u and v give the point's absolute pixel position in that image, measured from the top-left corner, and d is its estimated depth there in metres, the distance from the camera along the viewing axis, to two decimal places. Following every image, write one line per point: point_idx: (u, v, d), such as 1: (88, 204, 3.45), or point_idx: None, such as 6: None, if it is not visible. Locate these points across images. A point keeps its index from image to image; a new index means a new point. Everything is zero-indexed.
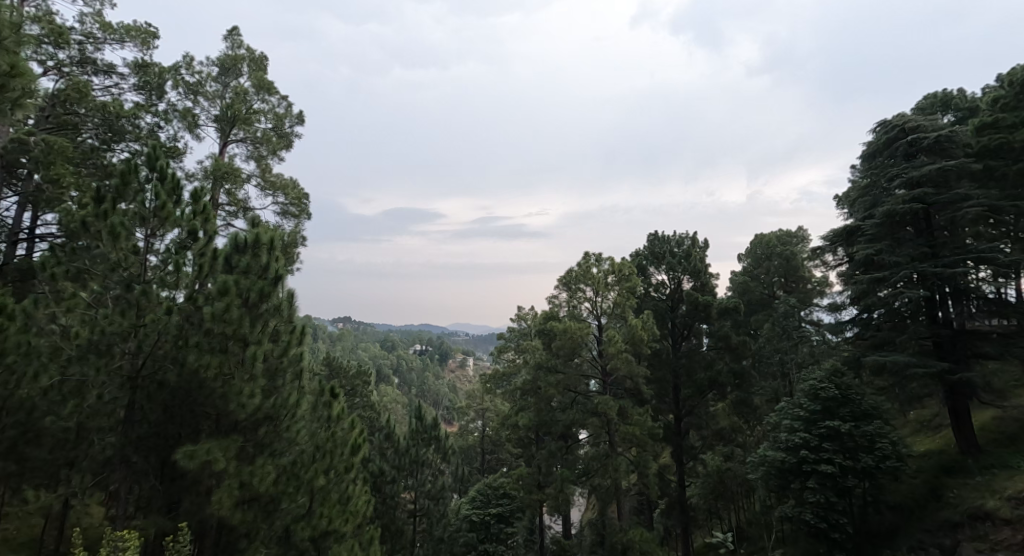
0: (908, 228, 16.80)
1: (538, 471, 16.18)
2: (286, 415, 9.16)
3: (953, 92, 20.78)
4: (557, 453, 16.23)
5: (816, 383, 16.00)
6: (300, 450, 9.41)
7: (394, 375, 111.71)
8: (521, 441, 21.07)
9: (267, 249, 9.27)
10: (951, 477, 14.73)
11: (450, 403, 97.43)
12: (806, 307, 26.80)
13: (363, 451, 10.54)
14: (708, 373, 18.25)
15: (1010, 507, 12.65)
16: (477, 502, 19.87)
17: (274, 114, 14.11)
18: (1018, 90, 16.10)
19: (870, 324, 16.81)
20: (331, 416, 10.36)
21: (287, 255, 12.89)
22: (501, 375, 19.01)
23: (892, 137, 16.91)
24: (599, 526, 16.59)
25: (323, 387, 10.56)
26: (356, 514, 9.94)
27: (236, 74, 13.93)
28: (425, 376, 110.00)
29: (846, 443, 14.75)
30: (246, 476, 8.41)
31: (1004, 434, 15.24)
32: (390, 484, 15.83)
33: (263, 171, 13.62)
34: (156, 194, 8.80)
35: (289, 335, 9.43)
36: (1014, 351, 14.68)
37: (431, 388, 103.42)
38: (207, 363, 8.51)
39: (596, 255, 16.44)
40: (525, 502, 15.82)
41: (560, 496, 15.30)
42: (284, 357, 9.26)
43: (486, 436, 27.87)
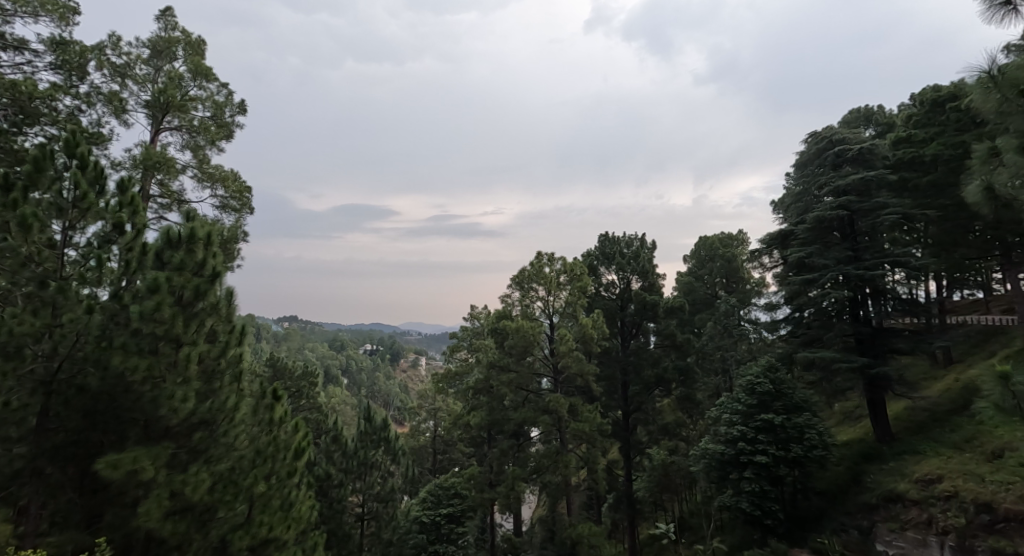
0: (835, 233, 18.03)
1: (489, 471, 16.60)
2: (222, 420, 9.06)
3: (875, 108, 22.45)
4: (509, 452, 16.61)
5: (752, 379, 16.99)
6: (239, 457, 9.27)
7: (343, 376, 109.80)
8: (473, 440, 21.37)
9: (203, 244, 9.23)
10: (870, 464, 15.94)
11: (402, 404, 96.54)
12: (745, 307, 28.22)
13: (307, 455, 10.25)
14: (655, 371, 19.07)
15: (918, 489, 13.78)
16: (427, 503, 20.22)
17: (212, 102, 13.84)
18: (928, 108, 17.46)
19: (802, 323, 18.07)
20: (273, 419, 10.08)
21: (229, 250, 12.66)
22: (453, 375, 19.02)
23: (822, 148, 18.14)
24: (550, 522, 17.06)
25: (266, 388, 10.20)
26: (299, 520, 9.78)
27: (170, 58, 13.59)
28: (376, 376, 108.75)
29: (779, 435, 15.73)
30: (178, 485, 8.18)
31: (915, 422, 16.61)
32: (337, 488, 15.56)
33: (199, 162, 13.31)
34: (76, 183, 8.31)
35: (227, 335, 9.42)
36: (925, 346, 15.97)
37: (383, 389, 102.30)
38: (134, 366, 8.17)
39: (548, 256, 16.87)
40: (476, 500, 16.10)
41: (511, 495, 15.45)
42: (221, 358, 9.22)
43: (437, 436, 27.96)
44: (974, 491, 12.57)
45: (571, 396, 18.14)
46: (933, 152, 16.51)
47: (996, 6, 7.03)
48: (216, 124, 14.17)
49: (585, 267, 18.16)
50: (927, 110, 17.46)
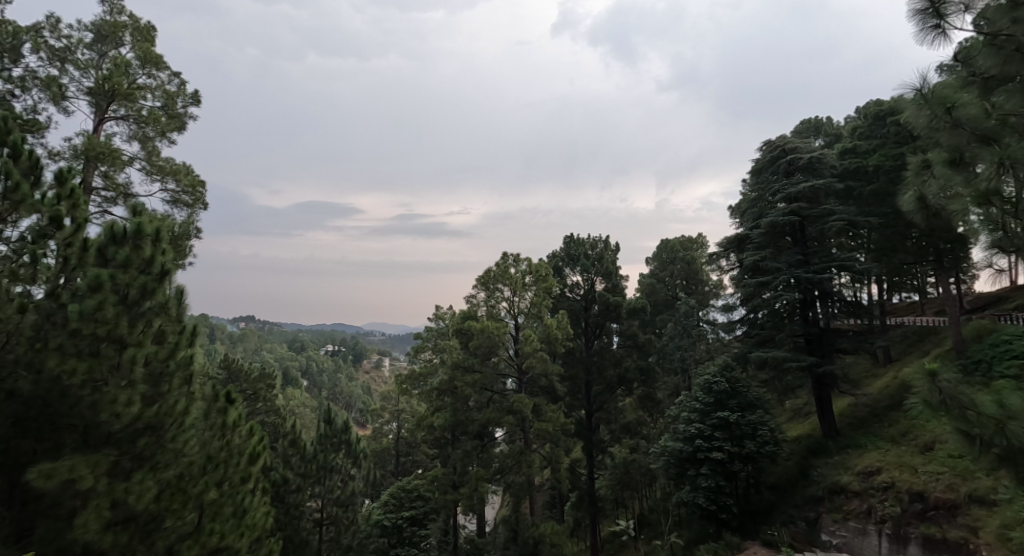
0: (787, 238, 18.91)
1: (453, 472, 16.70)
2: (171, 425, 7.83)
3: (824, 119, 23.51)
4: (472, 453, 16.65)
5: (710, 378, 17.59)
6: (188, 463, 8.07)
7: (303, 378, 107.88)
8: (437, 442, 21.41)
9: (152, 241, 7.91)
10: (817, 458, 16.73)
11: (364, 405, 95.46)
12: (704, 308, 29.10)
13: (263, 459, 9.23)
14: (617, 370, 19.57)
15: (859, 481, 14.56)
16: (390, 506, 20.16)
17: (163, 92, 12.16)
18: (871, 122, 18.33)
19: (756, 323, 18.77)
20: (227, 423, 8.88)
21: (179, 248, 11.63)
22: (418, 376, 18.92)
23: (775, 156, 18.91)
24: (513, 522, 17.30)
25: (218, 390, 9.05)
26: (253, 528, 8.71)
27: (116, 43, 11.76)
28: (337, 377, 107.34)
29: (734, 432, 16.37)
30: (120, 494, 7.03)
31: (857, 418, 17.53)
32: (295, 493, 15.15)
33: (148, 153, 11.99)
34: (7, 172, 6.92)
35: (177, 337, 8.01)
36: (867, 345, 16.84)
37: (344, 390, 100.98)
38: (72, 368, 6.93)
39: (514, 256, 17.07)
40: (440, 502, 16.14)
41: (474, 495, 15.53)
42: (172, 360, 7.87)
43: (401, 438, 27.74)
44: (910, 483, 13.31)
45: (535, 396, 18.45)
46: (875, 163, 17.47)
47: (927, 30, 7.48)
48: (167, 115, 12.45)
49: (550, 268, 18.46)
50: (871, 122, 18.32)
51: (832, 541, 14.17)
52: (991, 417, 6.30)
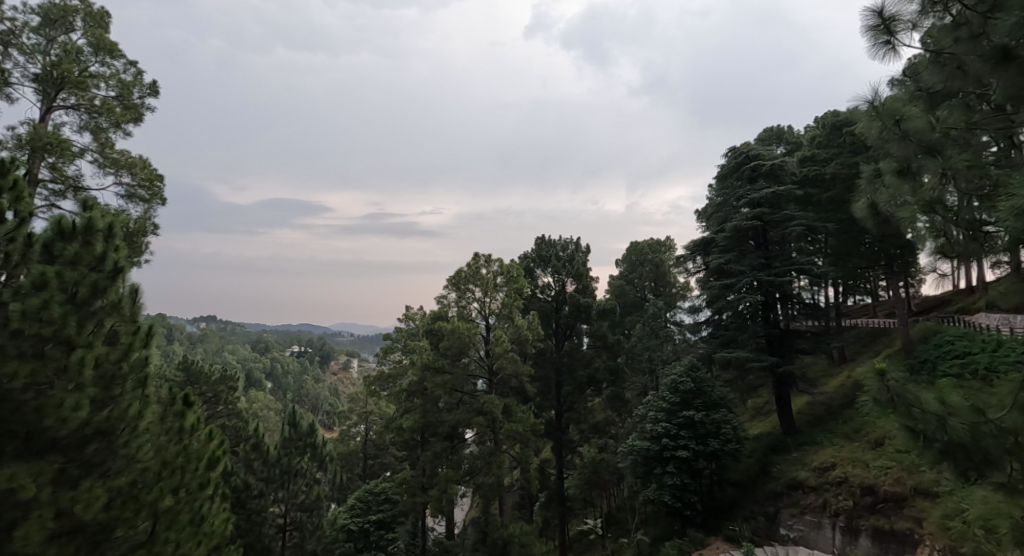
0: (750, 241, 19.51)
1: (422, 474, 16.67)
2: (123, 430, 7.59)
3: (785, 128, 24.29)
4: (442, 454, 16.70)
5: (676, 378, 18.02)
6: (142, 469, 7.83)
7: (267, 380, 105.61)
8: (406, 444, 21.31)
9: (104, 237, 7.51)
10: (776, 455, 17.32)
11: (331, 408, 94.08)
12: (672, 310, 29.69)
13: (223, 464, 8.96)
14: (587, 371, 19.88)
15: (815, 476, 15.14)
16: (357, 510, 20.21)
17: (119, 81, 11.21)
18: (829, 131, 19.08)
19: (720, 325, 19.31)
20: (184, 427, 8.67)
21: (134, 246, 10.56)
22: (387, 377, 18.98)
23: (739, 162, 19.45)
24: (483, 524, 17.23)
25: (175, 393, 8.90)
26: (211, 536, 8.50)
27: (67, 29, 10.88)
28: (303, 379, 105.50)
29: (699, 430, 16.83)
30: (66, 503, 6.75)
31: (814, 415, 18.21)
32: (257, 498, 14.50)
33: (102, 145, 10.88)
34: None
35: (130, 338, 7.79)
36: (824, 346, 17.50)
37: (310, 392, 99.29)
38: (14, 372, 6.52)
39: (485, 257, 17.18)
40: (408, 505, 16.12)
41: (444, 497, 15.54)
42: (124, 363, 7.66)
43: (369, 440, 27.50)
44: (861, 477, 13.90)
45: (506, 396, 18.63)
46: (833, 171, 18.18)
47: (878, 45, 7.88)
48: (123, 106, 11.48)
49: (521, 269, 18.64)
50: (829, 132, 19.06)
51: (789, 534, 14.69)
52: (935, 414, 6.61)
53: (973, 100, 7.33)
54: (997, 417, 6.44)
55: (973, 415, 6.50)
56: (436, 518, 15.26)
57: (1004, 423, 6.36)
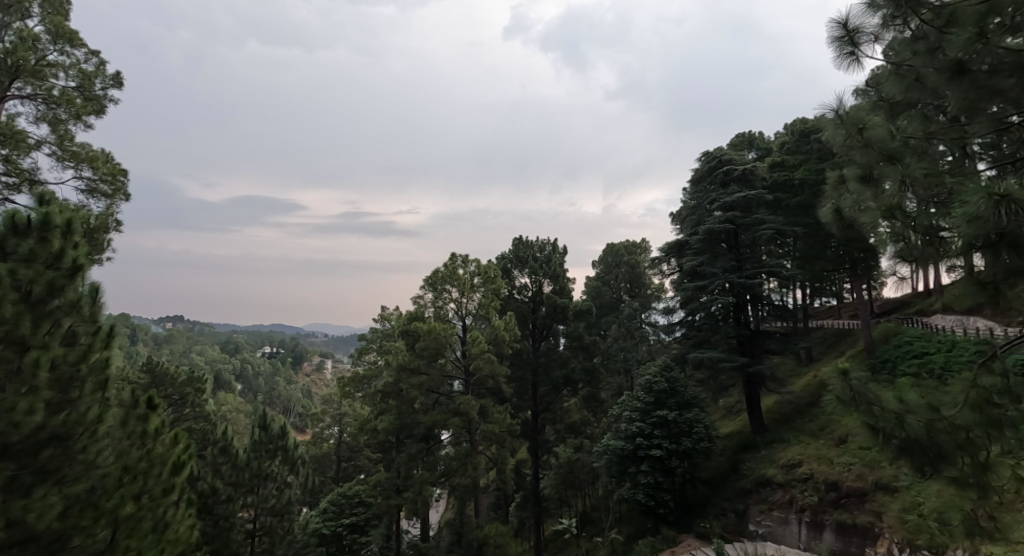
0: (723, 244, 19.93)
1: (397, 476, 16.57)
2: (83, 434, 7.08)
3: (757, 134, 24.82)
4: (417, 456, 16.63)
5: (650, 378, 18.32)
6: (102, 476, 7.35)
7: (237, 382, 103.65)
8: (380, 446, 21.16)
9: (64, 233, 7.05)
10: (746, 453, 17.72)
11: (304, 410, 92.88)
12: (646, 311, 30.10)
13: (189, 469, 8.66)
14: (563, 371, 20.08)
15: (783, 473, 15.54)
16: (329, 513, 20.35)
17: (80, 72, 10.25)
18: (798, 137, 19.61)
19: (693, 325, 19.68)
20: (147, 431, 8.22)
21: (94, 244, 9.54)
22: (362, 378, 18.86)
23: (712, 167, 19.84)
24: (458, 525, 17.31)
25: (138, 395, 8.43)
26: (174, 544, 8.16)
27: (22, 13, 9.84)
28: (275, 380, 103.85)
29: (672, 429, 17.13)
30: (19, 512, 6.26)
31: (782, 414, 18.68)
32: (225, 504, 13.74)
33: (60, 138, 9.90)
34: None
35: (90, 339, 7.32)
36: (792, 347, 17.96)
37: (282, 394, 97.83)
38: None
39: (462, 258, 17.23)
40: (383, 508, 16.08)
41: (418, 499, 15.51)
42: (83, 365, 7.11)
43: (342, 442, 27.23)
44: (826, 473, 14.34)
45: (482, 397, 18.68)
46: (801, 176, 18.70)
47: (843, 55, 8.18)
48: (83, 98, 10.54)
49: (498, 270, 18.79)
50: (797, 139, 19.59)
51: (757, 530, 15.06)
52: (894, 411, 6.81)
53: (930, 111, 7.62)
54: (950, 414, 6.74)
55: (929, 412, 6.77)
56: (410, 520, 15.21)
57: (957, 420, 6.65)
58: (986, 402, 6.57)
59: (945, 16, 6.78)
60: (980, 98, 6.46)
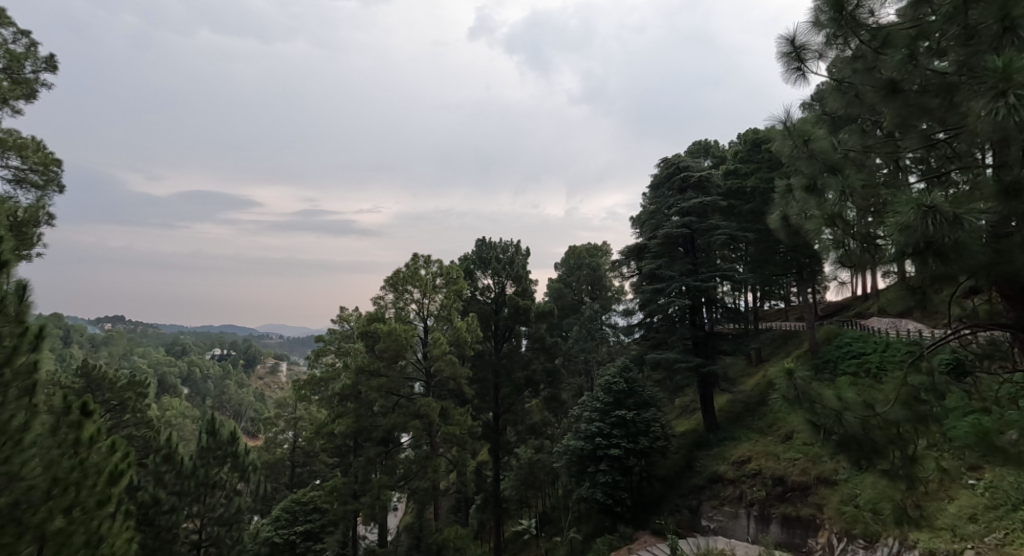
0: (680, 248, 20.52)
1: (354, 481, 16.36)
2: (7, 444, 6.71)
3: (712, 142, 25.65)
4: (375, 461, 16.59)
5: (610, 379, 18.69)
6: (27, 488, 6.98)
7: (185, 386, 99.97)
8: (337, 450, 20.81)
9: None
10: (700, 450, 18.28)
11: (256, 414, 90.38)
12: (606, 313, 30.66)
13: (128, 478, 8.24)
14: (525, 372, 20.29)
15: (733, 469, 16.12)
16: (282, 521, 19.92)
17: (8, 52, 9.77)
18: (751, 147, 20.41)
19: (652, 327, 20.19)
20: (81, 439, 7.94)
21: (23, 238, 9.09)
22: (319, 380, 18.65)
23: (671, 173, 20.41)
24: (416, 529, 17.24)
25: (71, 402, 7.99)
26: None
27: None
28: (226, 383, 100.64)
29: (630, 429, 17.52)
30: None
31: (734, 412, 19.36)
32: (167, 515, 13.23)
33: None
34: None
35: (15, 341, 6.87)
36: (743, 347, 18.65)
37: (233, 398, 94.87)
38: None
39: (425, 258, 17.25)
40: (338, 514, 15.75)
41: (376, 504, 15.36)
42: (5, 370, 6.80)
43: (297, 447, 26.66)
44: (773, 469, 14.95)
45: (443, 399, 18.66)
46: (753, 184, 19.49)
47: (791, 71, 8.43)
48: (11, 81, 10.01)
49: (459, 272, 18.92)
50: (750, 148, 20.41)
51: (709, 525, 15.57)
52: (834, 408, 7.10)
53: (868, 126, 8.11)
54: (884, 411, 7.13)
55: (865, 409, 7.13)
56: (368, 525, 15.04)
57: (890, 416, 7.05)
58: (914, 399, 7.03)
59: (881, 38, 7.28)
60: (912, 115, 6.98)
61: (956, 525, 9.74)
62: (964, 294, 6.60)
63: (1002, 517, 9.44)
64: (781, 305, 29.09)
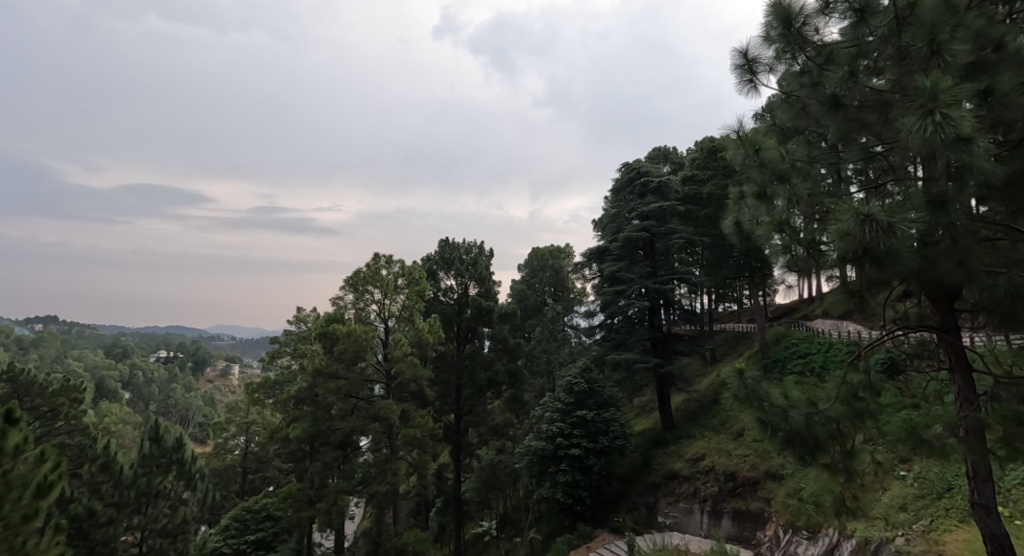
0: (640, 252, 20.99)
1: (310, 487, 16.12)
2: None
3: (671, 148, 26.34)
4: (333, 465, 16.33)
5: (571, 380, 18.97)
6: None
7: (129, 390, 95.80)
8: (293, 455, 20.42)
9: None
10: (657, 449, 18.74)
11: (205, 419, 87.43)
12: (568, 314, 31.07)
13: (58, 489, 8.12)
14: (487, 374, 20.38)
15: (688, 466, 16.61)
16: (231, 531, 19.42)
17: None
18: (707, 155, 21.08)
19: (612, 328, 20.59)
20: (5, 449, 7.71)
21: None
22: (273, 383, 18.40)
23: (631, 178, 20.87)
24: (375, 534, 17.11)
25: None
26: None
27: None
28: (174, 387, 96.94)
29: (590, 429, 17.84)
30: None
31: (689, 411, 19.95)
32: (104, 527, 12.51)
33: None
34: None
35: None
36: (699, 348, 19.24)
37: (181, 403, 91.47)
38: None
39: (387, 259, 17.18)
40: (293, 521, 15.56)
41: (333, 510, 15.15)
42: None
43: (249, 453, 26.00)
44: (725, 465, 15.48)
45: (403, 401, 18.59)
46: (709, 191, 20.14)
47: (743, 82, 8.74)
48: None
49: (422, 272, 18.90)
50: (706, 156, 21.08)
51: (665, 521, 16.00)
52: (780, 406, 7.47)
53: (814, 137, 8.52)
54: (826, 408, 7.51)
55: (808, 407, 7.50)
56: (324, 532, 14.83)
57: (831, 413, 7.43)
58: (852, 396, 7.44)
59: (825, 55, 7.73)
60: (852, 129, 7.41)
61: (889, 514, 10.34)
62: (898, 297, 7.03)
63: (929, 505, 10.09)
64: (735, 308, 30.09)
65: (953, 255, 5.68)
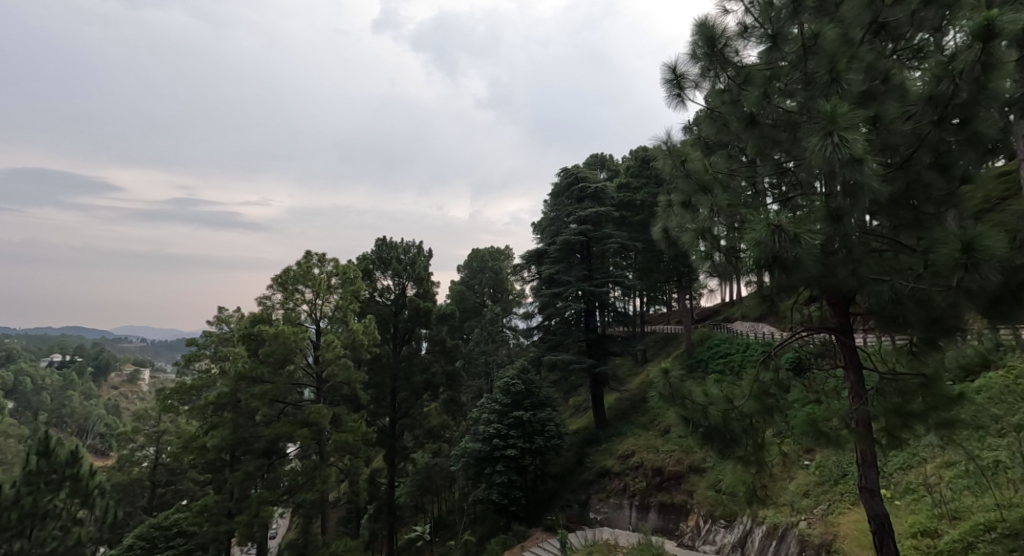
0: (577, 255, 21.53)
1: (227, 499, 15.67)
2: None
3: (607, 156, 27.22)
4: (256, 474, 15.81)
5: (508, 381, 19.23)
6: None
7: (19, 398, 87.66)
8: (210, 466, 19.54)
9: None
10: (590, 447, 19.30)
11: (109, 428, 81.40)
12: (507, 316, 31.37)
13: None
14: (424, 375, 20.32)
15: (619, 463, 17.24)
16: (138, 550, 18.35)
17: None
18: (641, 163, 21.97)
19: (549, 329, 21.03)
20: None
21: None
22: (190, 389, 17.58)
23: (569, 182, 21.37)
24: (302, 544, 16.70)
25: None
26: None
27: None
28: (74, 394, 89.71)
29: (526, 429, 18.16)
30: None
31: (621, 409, 20.67)
32: None
33: None
34: None
35: None
36: (631, 349, 20.01)
37: (81, 411, 84.73)
38: None
39: (319, 257, 16.85)
40: (209, 536, 15.18)
41: (255, 521, 14.68)
42: None
43: (161, 464, 24.61)
44: (653, 461, 16.18)
45: (335, 404, 18.29)
46: (643, 198, 20.98)
47: (672, 96, 9.15)
48: None
49: (356, 272, 18.65)
50: (640, 164, 21.96)
51: (597, 517, 16.53)
52: (700, 405, 7.95)
53: (734, 152, 9.08)
54: (740, 404, 8.06)
55: (725, 404, 8.03)
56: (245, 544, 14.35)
57: (744, 409, 7.97)
58: (763, 393, 8.02)
59: (743, 75, 8.26)
60: (767, 146, 7.95)
61: (794, 501, 11.17)
62: (805, 302, 7.63)
63: (828, 490, 10.99)
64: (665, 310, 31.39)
65: (848, 264, 6.27)
